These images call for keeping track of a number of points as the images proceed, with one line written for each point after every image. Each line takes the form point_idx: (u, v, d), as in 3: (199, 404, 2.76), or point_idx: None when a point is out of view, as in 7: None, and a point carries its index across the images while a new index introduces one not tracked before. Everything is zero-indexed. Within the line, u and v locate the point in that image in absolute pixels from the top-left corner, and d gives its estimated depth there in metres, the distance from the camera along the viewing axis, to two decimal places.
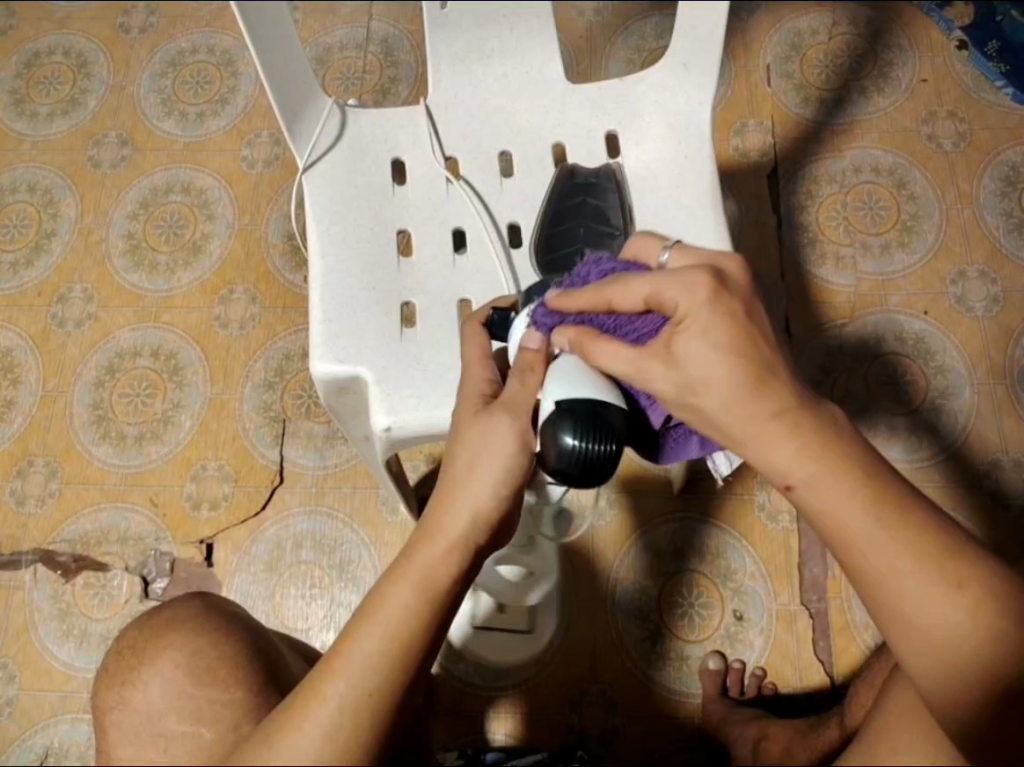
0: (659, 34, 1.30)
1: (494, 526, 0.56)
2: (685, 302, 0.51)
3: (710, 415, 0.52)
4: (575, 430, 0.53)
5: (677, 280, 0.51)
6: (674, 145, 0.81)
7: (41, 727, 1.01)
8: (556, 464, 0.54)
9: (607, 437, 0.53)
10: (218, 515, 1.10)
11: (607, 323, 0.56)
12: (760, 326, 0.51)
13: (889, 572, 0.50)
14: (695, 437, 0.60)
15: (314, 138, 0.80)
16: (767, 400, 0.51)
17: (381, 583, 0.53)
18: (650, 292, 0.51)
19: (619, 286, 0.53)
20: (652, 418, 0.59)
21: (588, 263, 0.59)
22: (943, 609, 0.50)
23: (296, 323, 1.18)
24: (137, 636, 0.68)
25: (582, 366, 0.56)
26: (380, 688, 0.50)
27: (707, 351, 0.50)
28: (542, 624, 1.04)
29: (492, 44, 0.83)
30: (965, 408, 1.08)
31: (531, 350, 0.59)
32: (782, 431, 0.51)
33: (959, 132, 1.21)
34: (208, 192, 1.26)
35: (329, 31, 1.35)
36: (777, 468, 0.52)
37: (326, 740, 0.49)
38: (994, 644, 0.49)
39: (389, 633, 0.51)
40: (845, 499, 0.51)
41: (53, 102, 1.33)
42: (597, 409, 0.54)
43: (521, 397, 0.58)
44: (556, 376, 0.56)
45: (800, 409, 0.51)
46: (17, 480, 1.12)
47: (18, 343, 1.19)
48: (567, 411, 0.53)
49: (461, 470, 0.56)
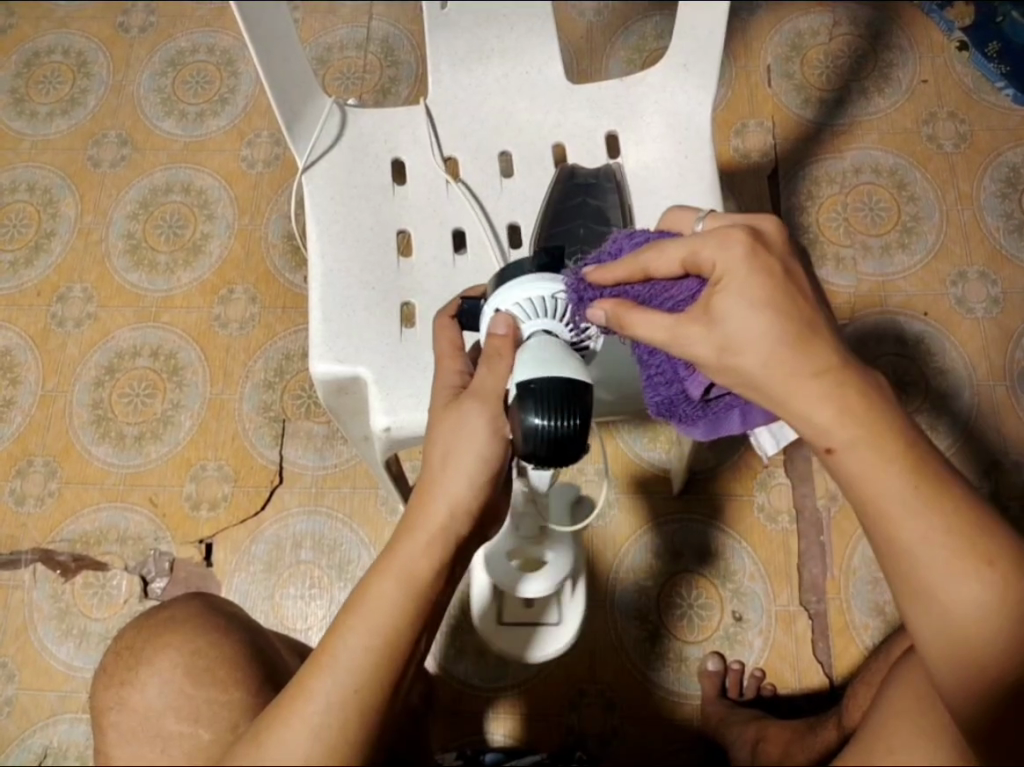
0: (659, 35, 1.30)
1: (475, 518, 0.55)
2: (722, 260, 0.51)
3: (748, 373, 0.51)
4: (538, 409, 0.51)
5: (714, 238, 0.52)
6: (675, 145, 0.80)
7: (40, 727, 1.01)
8: (522, 445, 0.52)
9: (570, 411, 0.51)
10: (217, 515, 1.10)
11: (644, 294, 0.57)
12: (799, 287, 0.52)
13: (919, 542, 0.50)
14: (736, 410, 0.62)
15: (314, 138, 0.80)
16: (808, 361, 0.50)
17: (367, 576, 0.53)
18: (687, 253, 0.53)
19: (654, 251, 0.55)
20: (692, 389, 0.60)
21: (618, 238, 0.61)
22: (969, 585, 0.50)
23: (296, 323, 1.18)
24: (135, 637, 0.68)
25: (550, 345, 0.54)
26: (367, 685, 0.50)
27: (745, 306, 0.50)
28: (571, 619, 0.97)
29: (492, 44, 0.83)
30: (965, 408, 1.08)
31: (499, 336, 0.57)
32: (825, 391, 0.50)
33: (959, 133, 1.21)
34: (208, 192, 1.26)
35: (329, 31, 1.35)
36: (817, 429, 0.51)
37: (314, 737, 0.49)
38: (1018, 624, 0.50)
39: (373, 628, 0.51)
40: (883, 465, 0.50)
41: (52, 101, 1.33)
42: (561, 385, 0.52)
43: (489, 385, 0.56)
44: (521, 358, 0.54)
45: (843, 368, 0.51)
46: (16, 480, 1.12)
47: (18, 343, 1.19)
48: (528, 393, 0.51)
49: (437, 463, 0.55)
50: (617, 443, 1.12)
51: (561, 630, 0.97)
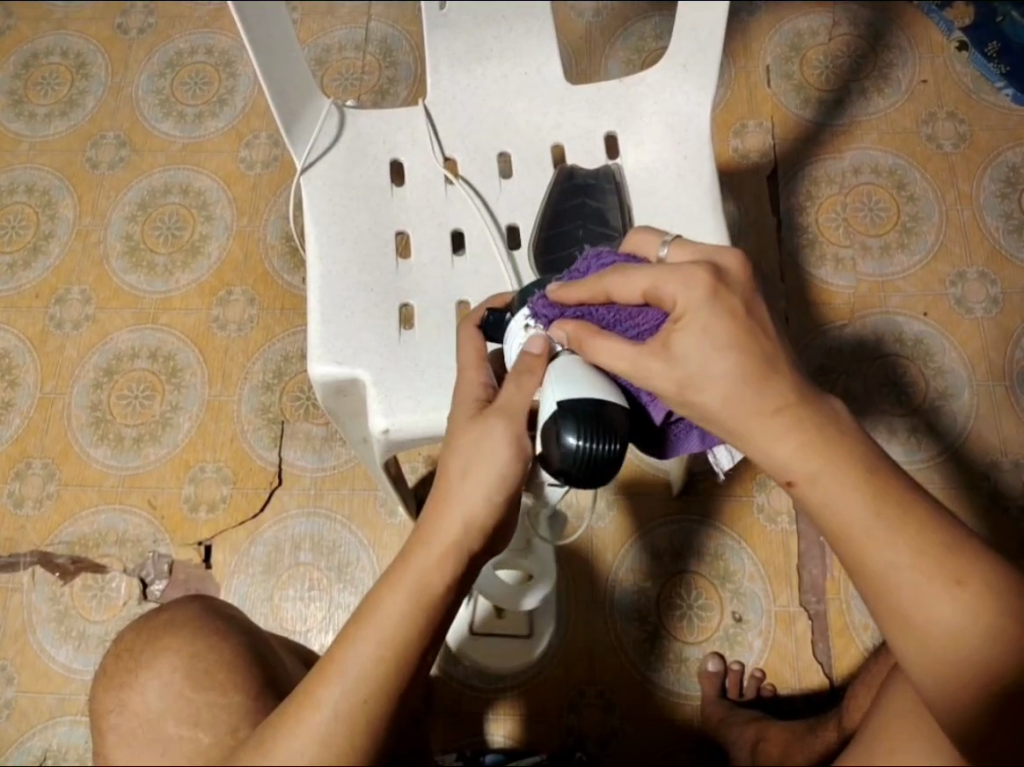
0: (658, 36, 1.30)
1: (488, 534, 0.55)
2: (683, 297, 0.52)
3: (711, 411, 0.53)
4: (578, 431, 0.53)
5: (679, 275, 0.53)
6: (673, 147, 0.80)
7: (39, 730, 1.01)
8: (557, 464, 0.54)
9: (610, 436, 0.54)
10: (216, 517, 1.09)
11: (607, 318, 0.57)
12: (759, 322, 0.53)
13: (888, 568, 0.51)
14: (695, 432, 0.63)
15: (312, 139, 0.79)
16: (766, 397, 0.52)
17: (380, 583, 0.53)
18: (650, 286, 0.53)
19: (620, 275, 0.55)
20: (654, 414, 0.61)
21: (587, 256, 0.61)
22: (942, 605, 0.50)
23: (295, 325, 1.17)
24: (135, 639, 0.68)
25: (585, 365, 0.57)
26: (375, 695, 0.50)
27: (706, 348, 0.52)
28: (543, 630, 1.02)
29: (491, 45, 0.83)
30: (964, 409, 1.08)
31: (533, 354, 0.59)
32: (784, 427, 0.52)
33: (959, 133, 1.21)
34: (206, 193, 1.26)
35: (328, 32, 1.35)
36: (776, 465, 0.53)
37: (320, 745, 0.49)
38: (998, 642, 0.49)
39: (383, 640, 0.51)
40: (843, 496, 0.52)
41: (50, 103, 1.32)
42: (598, 408, 0.55)
43: (516, 401, 0.57)
44: (553, 377, 0.57)
45: (800, 405, 0.53)
46: (15, 482, 1.12)
47: (17, 345, 1.19)
48: (569, 411, 0.54)
49: (454, 475, 0.55)
50: None
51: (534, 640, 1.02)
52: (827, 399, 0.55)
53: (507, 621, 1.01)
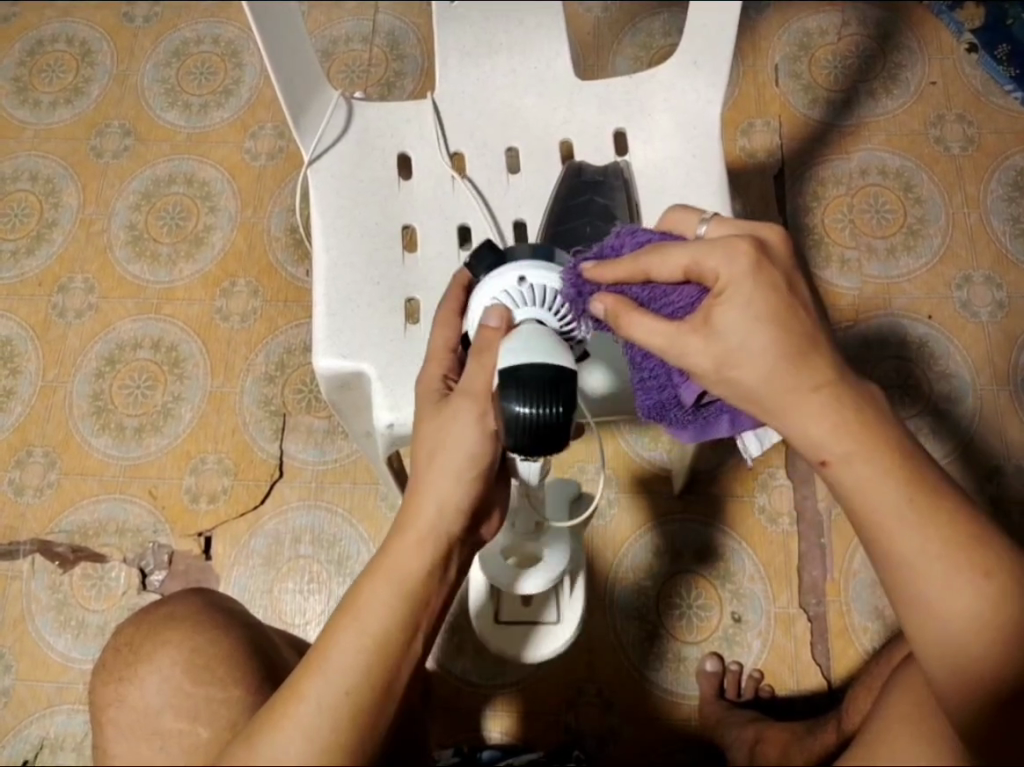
0: (667, 32, 1.29)
1: (467, 515, 0.56)
2: (728, 269, 0.52)
3: (746, 386, 0.53)
4: (521, 397, 0.51)
5: (721, 249, 0.52)
6: (683, 145, 0.80)
7: (36, 718, 1.01)
8: (506, 433, 0.52)
9: (554, 399, 0.51)
10: (216, 508, 1.09)
11: (642, 295, 0.58)
12: (801, 300, 0.53)
13: (918, 555, 0.51)
14: (726, 416, 0.64)
15: (320, 131, 0.79)
16: (805, 375, 0.51)
17: (359, 576, 0.54)
18: (691, 261, 0.53)
19: (656, 254, 0.55)
20: (686, 395, 0.60)
21: (621, 234, 0.61)
22: (965, 597, 0.50)
23: (298, 318, 1.17)
24: (134, 632, 0.68)
25: (535, 334, 0.55)
26: (358, 685, 0.50)
27: (748, 319, 0.51)
28: (570, 617, 0.94)
29: (500, 39, 0.83)
30: (968, 413, 1.08)
31: (491, 327, 0.57)
32: (822, 405, 0.52)
33: (967, 136, 1.21)
34: (210, 184, 1.25)
35: (335, 24, 1.34)
36: (812, 442, 0.52)
37: (306, 737, 0.48)
38: (1012, 636, 0.50)
39: (365, 628, 0.51)
40: (879, 478, 0.51)
41: (55, 91, 1.32)
42: (546, 373, 0.52)
43: (477, 382, 0.56)
44: (506, 345, 0.54)
45: (841, 382, 0.52)
46: (15, 470, 1.12)
47: (18, 333, 1.19)
48: (513, 379, 0.52)
49: (424, 462, 0.56)
50: (617, 443, 1.12)
51: (561, 628, 0.93)
52: (862, 381, 0.54)
53: (530, 606, 0.95)
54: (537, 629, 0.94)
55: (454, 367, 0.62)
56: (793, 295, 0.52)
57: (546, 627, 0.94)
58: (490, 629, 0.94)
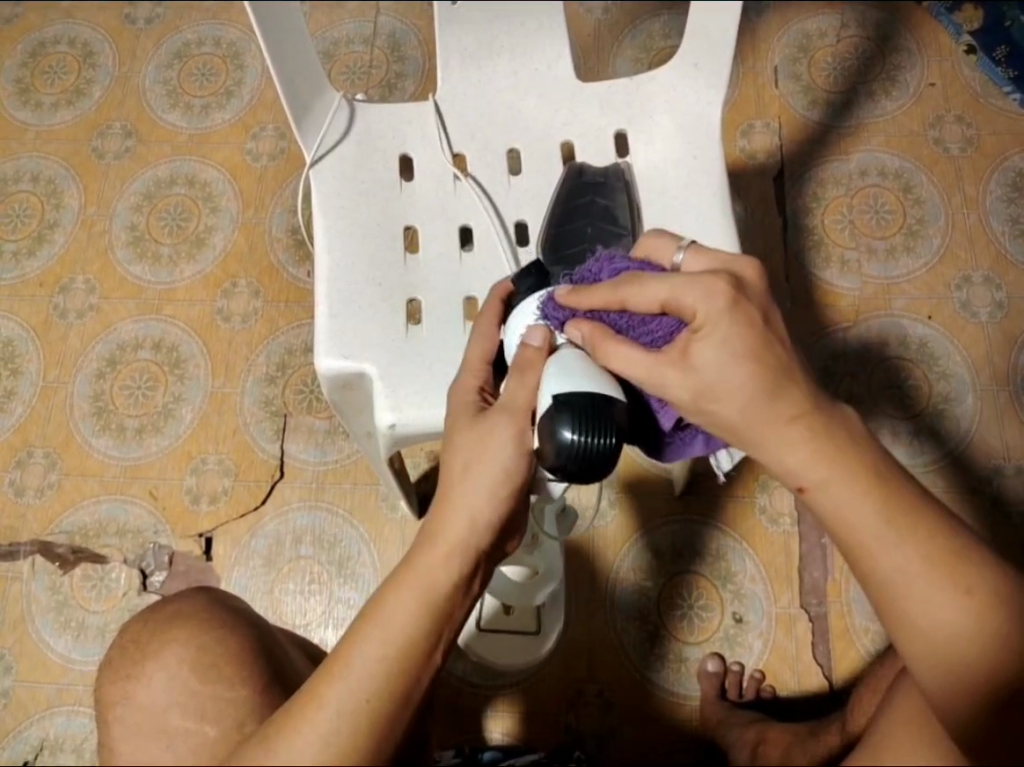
0: (667, 34, 1.30)
1: (496, 531, 0.56)
2: (705, 307, 0.52)
3: (726, 421, 0.53)
4: (575, 424, 0.52)
5: (699, 286, 0.52)
6: (684, 146, 0.80)
7: (36, 719, 1.01)
8: (553, 458, 0.52)
9: (605, 431, 0.52)
10: (217, 508, 1.09)
11: (621, 322, 0.57)
12: (777, 334, 0.53)
13: (898, 572, 0.51)
14: (701, 437, 0.62)
15: (322, 132, 0.80)
16: (782, 406, 0.52)
17: (384, 585, 0.54)
18: (668, 295, 0.53)
19: (635, 286, 0.54)
20: (663, 421, 0.60)
21: (600, 260, 0.61)
22: (949, 613, 0.50)
23: (299, 319, 1.17)
24: (141, 630, 0.68)
25: (581, 359, 0.55)
26: (378, 692, 0.50)
27: (725, 356, 0.52)
28: (549, 628, 1.03)
29: (501, 41, 0.82)
30: (968, 413, 1.08)
31: (533, 347, 0.58)
32: (798, 434, 0.52)
33: (966, 137, 1.21)
34: (211, 185, 1.25)
35: (336, 25, 1.34)
36: (789, 469, 0.53)
37: (323, 742, 0.48)
38: (999, 650, 0.50)
39: (387, 638, 0.51)
40: (856, 500, 0.51)
41: (57, 92, 1.32)
42: (596, 403, 0.53)
43: (520, 398, 0.57)
44: (555, 368, 0.55)
45: (817, 411, 0.52)
46: (15, 471, 1.12)
47: (19, 334, 1.19)
48: (566, 405, 0.52)
49: (457, 474, 0.56)
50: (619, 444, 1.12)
51: (540, 638, 1.02)
52: (839, 407, 0.54)
53: (514, 618, 1.02)
54: (520, 639, 1.02)
55: (490, 380, 0.62)
56: (769, 329, 0.53)
57: (528, 636, 1.02)
58: (475, 638, 1.01)
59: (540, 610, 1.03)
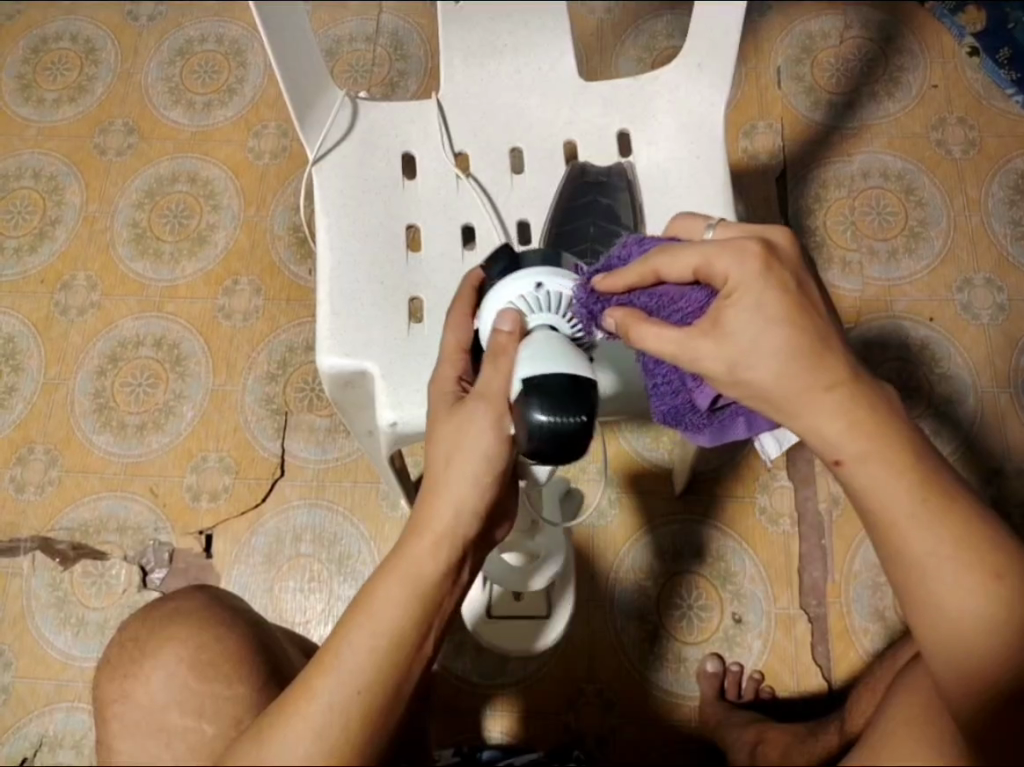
0: (670, 35, 1.30)
1: (482, 517, 0.56)
2: (737, 271, 0.51)
3: (760, 388, 0.52)
4: (544, 405, 0.51)
5: (730, 250, 0.52)
6: (687, 146, 0.80)
7: (36, 716, 1.01)
8: (527, 442, 0.52)
9: (575, 408, 0.52)
10: (218, 506, 1.09)
11: (651, 304, 0.57)
12: (812, 299, 0.52)
13: (928, 556, 0.50)
14: (741, 418, 0.63)
15: (325, 130, 0.79)
16: (822, 374, 0.50)
17: (371, 576, 0.53)
18: (700, 261, 0.52)
19: (665, 255, 0.54)
20: (700, 400, 0.60)
21: (628, 243, 0.61)
22: (973, 598, 0.50)
23: (300, 317, 1.17)
24: (140, 629, 0.68)
25: (553, 340, 0.55)
26: (370, 685, 0.50)
27: (759, 320, 0.51)
28: (561, 608, 1.01)
29: (504, 39, 0.82)
30: (969, 414, 1.08)
31: (505, 333, 0.57)
32: (835, 404, 0.51)
33: (968, 139, 1.21)
34: (213, 183, 1.25)
35: (339, 24, 1.34)
36: (827, 442, 0.51)
37: (317, 738, 0.48)
38: (1020, 639, 0.49)
39: (378, 629, 0.51)
40: (892, 479, 0.50)
41: (59, 89, 1.32)
42: (563, 382, 0.52)
43: (494, 385, 0.56)
44: (524, 352, 0.55)
45: (856, 381, 0.51)
46: (16, 468, 1.12)
47: (20, 330, 1.19)
48: (535, 388, 0.52)
49: (441, 464, 0.56)
50: (619, 442, 1.12)
51: (554, 619, 1.01)
52: (881, 385, 0.53)
53: (523, 604, 1.01)
54: (532, 623, 1.01)
55: (468, 369, 0.62)
56: (803, 293, 0.52)
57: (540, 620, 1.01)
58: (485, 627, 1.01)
59: (550, 593, 1.01)
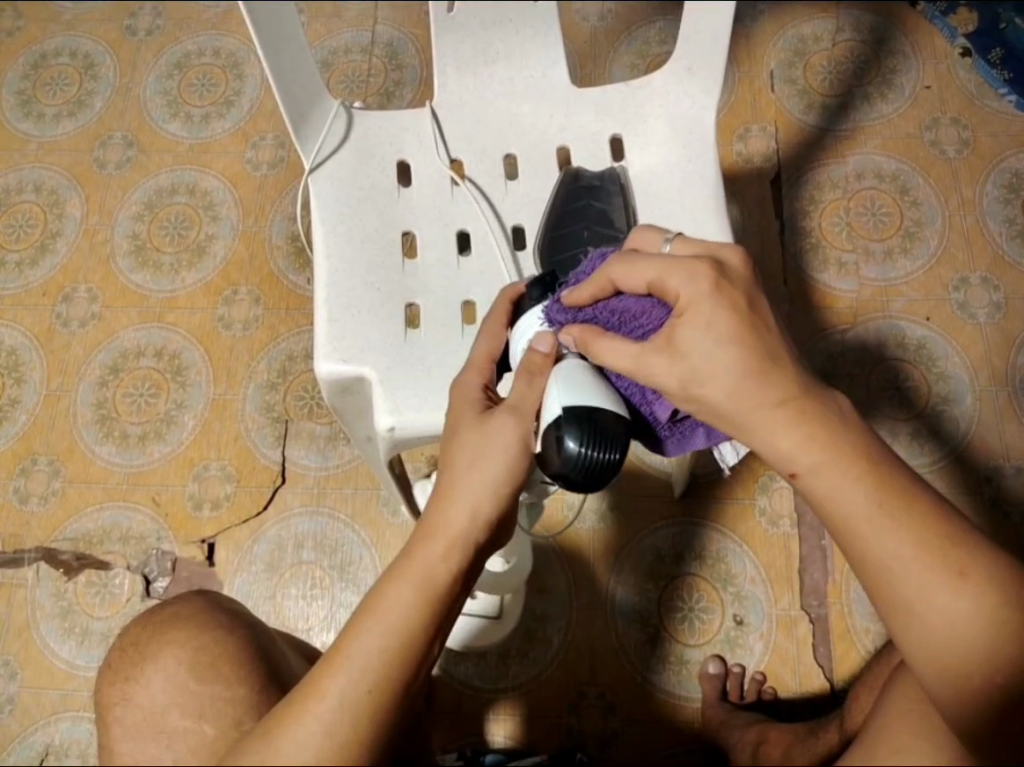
0: (662, 40, 1.31)
1: (492, 529, 0.56)
2: (688, 291, 0.53)
3: (715, 406, 0.53)
4: (581, 437, 0.53)
5: (682, 270, 0.53)
6: (677, 151, 0.81)
7: (41, 725, 1.01)
8: (557, 468, 0.54)
9: (611, 445, 0.54)
10: (219, 515, 1.10)
11: (612, 321, 0.58)
12: (761, 315, 0.54)
13: (893, 560, 0.51)
14: (702, 428, 0.62)
15: (321, 140, 0.80)
16: (770, 390, 0.52)
17: (382, 577, 0.53)
18: (655, 277, 0.54)
19: (623, 265, 0.56)
20: (660, 413, 0.61)
21: (592, 257, 0.61)
22: (946, 598, 0.50)
23: (299, 325, 1.18)
24: (139, 633, 0.69)
25: (586, 373, 0.56)
26: (378, 683, 0.50)
27: (710, 342, 0.52)
28: (511, 616, 1.02)
29: (497, 48, 0.83)
30: (966, 413, 1.08)
31: (540, 353, 0.58)
32: (787, 420, 0.52)
33: (962, 139, 1.22)
34: (211, 194, 1.26)
35: (334, 35, 1.36)
36: (779, 457, 0.53)
37: (326, 734, 0.49)
38: (1002, 635, 0.49)
39: (389, 630, 0.51)
40: (848, 487, 0.51)
41: (59, 103, 1.33)
42: (603, 417, 0.54)
43: (528, 400, 0.58)
44: (561, 381, 0.56)
45: (804, 400, 0.53)
46: (20, 478, 1.13)
47: (23, 342, 1.20)
48: (573, 418, 0.53)
49: (461, 467, 0.55)
50: None
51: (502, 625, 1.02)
52: (831, 394, 0.54)
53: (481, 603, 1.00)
54: (486, 624, 1.01)
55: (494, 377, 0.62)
56: (754, 313, 0.53)
57: (492, 623, 1.02)
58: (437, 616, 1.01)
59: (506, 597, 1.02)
